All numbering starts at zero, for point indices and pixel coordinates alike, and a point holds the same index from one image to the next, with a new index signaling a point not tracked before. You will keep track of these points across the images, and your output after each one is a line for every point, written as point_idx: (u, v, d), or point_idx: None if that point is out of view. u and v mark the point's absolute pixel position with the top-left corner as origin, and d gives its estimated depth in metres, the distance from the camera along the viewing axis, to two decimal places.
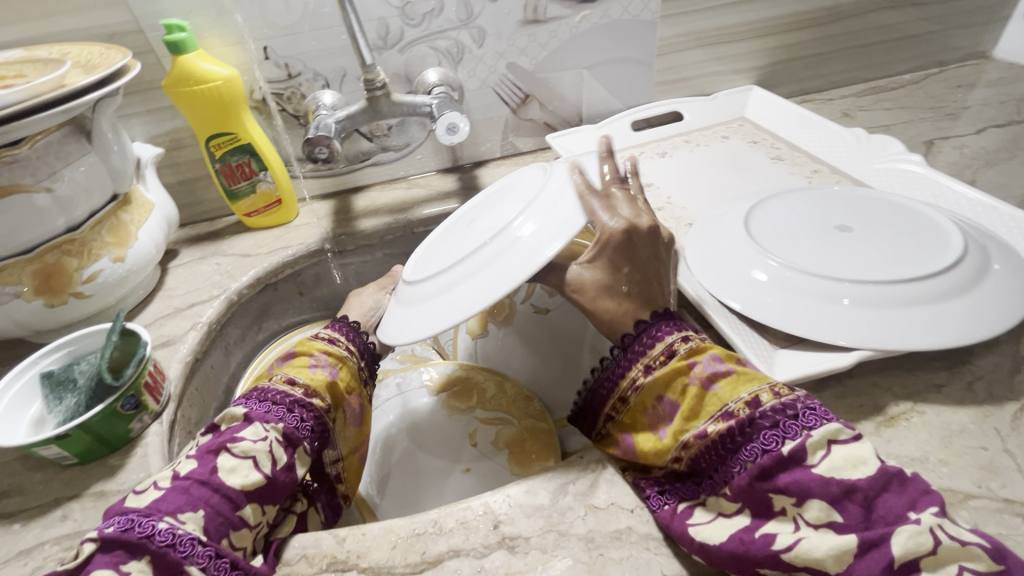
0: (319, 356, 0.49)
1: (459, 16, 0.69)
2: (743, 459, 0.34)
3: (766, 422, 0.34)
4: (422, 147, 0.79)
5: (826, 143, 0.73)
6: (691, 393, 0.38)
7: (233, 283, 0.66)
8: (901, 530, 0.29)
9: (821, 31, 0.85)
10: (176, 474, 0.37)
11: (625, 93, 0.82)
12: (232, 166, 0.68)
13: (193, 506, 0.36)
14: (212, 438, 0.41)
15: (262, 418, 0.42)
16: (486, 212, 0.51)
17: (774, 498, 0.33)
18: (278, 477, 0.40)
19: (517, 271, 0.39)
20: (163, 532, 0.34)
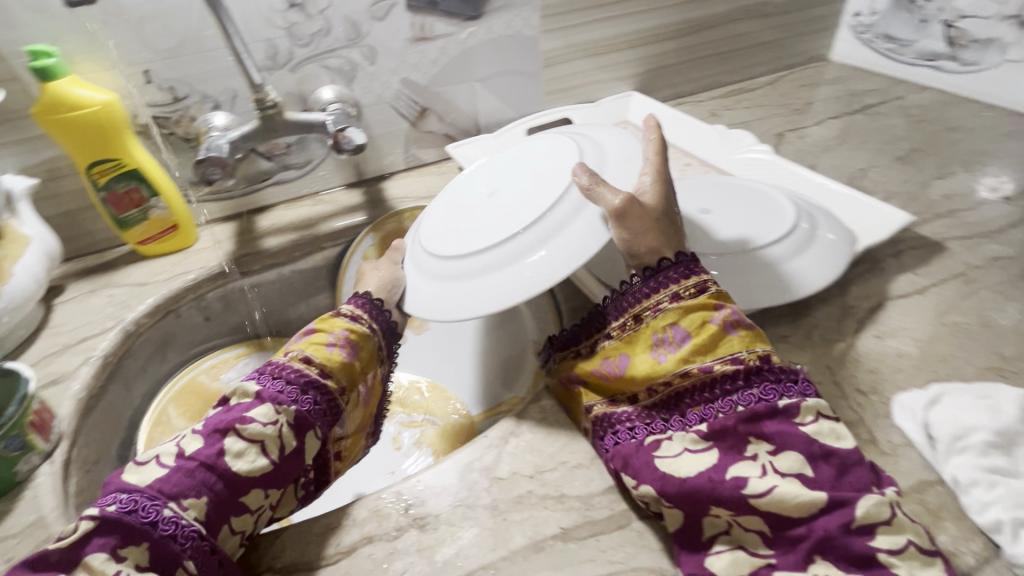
0: (338, 337, 0.50)
1: (348, 36, 0.71)
2: (734, 403, 0.37)
3: (770, 376, 0.37)
4: (324, 164, 0.80)
5: (696, 139, 0.83)
6: (710, 330, 0.39)
7: (129, 313, 0.64)
8: (867, 496, 0.33)
9: (686, 41, 0.95)
10: (182, 452, 0.39)
11: (517, 103, 0.88)
12: (118, 194, 0.66)
13: (196, 492, 0.38)
14: (222, 412, 0.42)
15: (274, 399, 0.43)
16: (511, 180, 0.51)
17: (752, 442, 0.36)
18: (284, 463, 0.42)
19: (525, 280, 0.43)
20: (166, 519, 0.36)
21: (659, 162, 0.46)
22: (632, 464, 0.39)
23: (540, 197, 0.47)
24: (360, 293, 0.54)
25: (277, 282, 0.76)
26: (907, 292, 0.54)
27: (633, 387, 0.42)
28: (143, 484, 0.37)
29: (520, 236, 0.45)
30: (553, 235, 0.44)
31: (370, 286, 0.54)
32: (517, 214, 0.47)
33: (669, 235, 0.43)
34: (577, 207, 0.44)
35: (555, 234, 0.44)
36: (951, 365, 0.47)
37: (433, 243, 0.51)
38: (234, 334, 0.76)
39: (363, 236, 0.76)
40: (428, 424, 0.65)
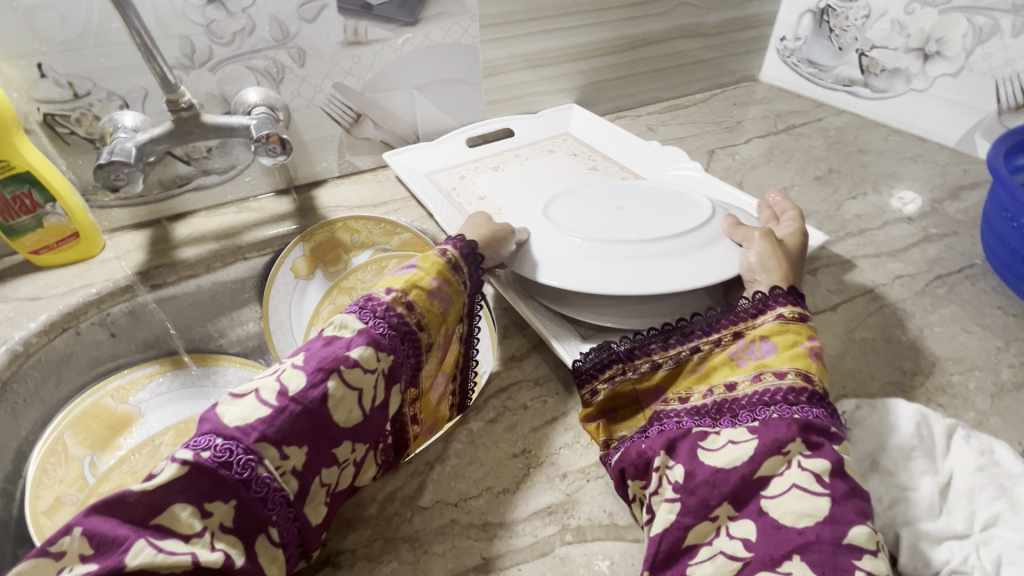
0: (438, 284, 0.45)
1: (275, 36, 0.68)
2: (790, 410, 0.37)
3: (827, 406, 0.39)
4: (250, 169, 0.75)
5: (632, 154, 0.84)
6: (801, 352, 0.41)
7: (18, 332, 0.57)
8: (864, 524, 0.32)
9: (625, 56, 0.97)
10: (284, 392, 0.35)
11: (457, 112, 0.87)
12: (6, 199, 0.60)
13: (297, 442, 0.34)
14: (321, 345, 0.38)
15: (374, 341, 0.39)
16: (639, 204, 0.59)
17: (793, 442, 0.36)
18: (373, 416, 0.39)
19: (564, 273, 0.52)
20: (260, 480, 0.32)
21: (801, 229, 0.56)
22: (675, 449, 0.38)
23: (652, 229, 0.54)
24: (458, 236, 0.51)
25: (196, 295, 0.71)
26: (821, 308, 0.57)
27: (702, 386, 0.43)
28: (242, 425, 0.33)
29: (587, 240, 0.53)
30: (672, 256, 0.51)
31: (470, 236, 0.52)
32: (630, 230, 0.54)
33: (795, 270, 0.50)
34: (707, 243, 0.53)
35: (647, 259, 0.51)
36: (856, 378, 0.50)
37: (535, 213, 0.60)
38: (146, 351, 0.70)
39: (291, 246, 0.72)
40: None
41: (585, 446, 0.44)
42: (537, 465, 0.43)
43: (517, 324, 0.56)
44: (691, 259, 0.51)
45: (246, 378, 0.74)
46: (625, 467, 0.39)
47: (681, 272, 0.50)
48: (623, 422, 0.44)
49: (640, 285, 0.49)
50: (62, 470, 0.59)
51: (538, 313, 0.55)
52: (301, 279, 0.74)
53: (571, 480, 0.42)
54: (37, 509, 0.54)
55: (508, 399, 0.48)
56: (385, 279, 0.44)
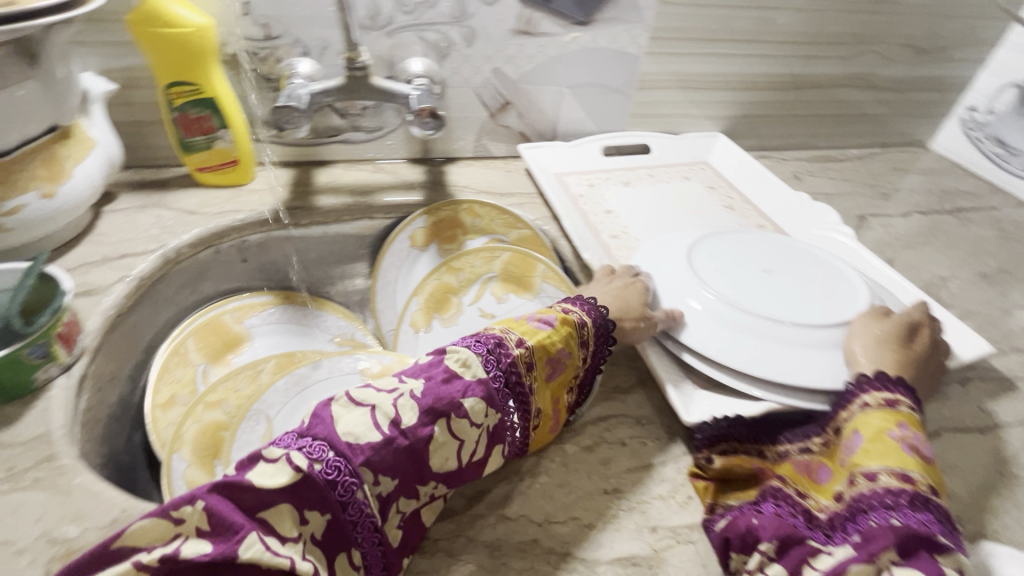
0: (560, 354, 0.45)
1: (453, 13, 0.69)
2: (888, 516, 0.35)
3: (938, 512, 0.36)
4: (394, 133, 0.78)
5: (774, 202, 0.79)
6: (888, 442, 0.40)
7: (173, 240, 0.63)
8: None
9: (788, 95, 0.91)
10: (398, 423, 0.36)
11: (600, 118, 0.85)
12: (189, 118, 0.65)
13: (392, 474, 0.35)
14: (440, 381, 0.38)
15: (488, 397, 0.39)
16: (783, 274, 0.57)
17: (886, 551, 0.33)
18: (466, 468, 0.39)
19: (684, 326, 0.53)
20: (355, 504, 0.34)
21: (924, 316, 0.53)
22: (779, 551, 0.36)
23: (792, 311, 0.53)
24: (593, 302, 0.51)
25: (319, 240, 0.75)
26: (968, 426, 0.51)
27: (822, 497, 0.40)
28: (353, 444, 0.34)
29: (721, 299, 0.54)
30: (808, 347, 0.50)
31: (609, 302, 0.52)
32: (768, 305, 0.53)
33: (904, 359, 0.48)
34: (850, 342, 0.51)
35: (780, 341, 0.51)
36: (1000, 520, 0.43)
37: (674, 254, 0.61)
38: (266, 281, 0.75)
39: (414, 216, 0.74)
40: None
41: (681, 504, 0.42)
42: (626, 509, 0.41)
43: (629, 352, 0.55)
44: (824, 357, 0.50)
45: (344, 329, 0.77)
46: (729, 538, 0.38)
47: (809, 367, 0.49)
48: (733, 493, 0.42)
49: (763, 371, 0.49)
50: (180, 371, 0.63)
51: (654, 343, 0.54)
52: (415, 249, 0.76)
53: (660, 535, 0.40)
54: (155, 402, 0.58)
55: (607, 431, 0.47)
56: (521, 325, 0.45)
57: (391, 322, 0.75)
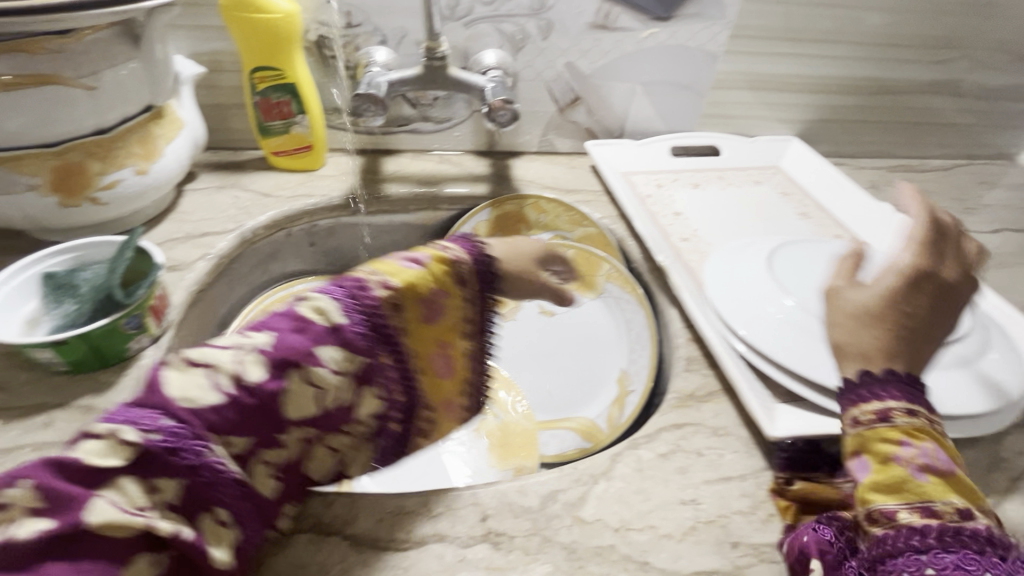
0: (436, 295, 0.44)
1: (532, 5, 0.68)
2: (919, 563, 0.32)
3: (976, 546, 0.33)
4: (462, 125, 0.78)
5: (854, 212, 0.75)
6: (892, 471, 0.36)
7: (250, 221, 0.65)
8: None
9: (870, 100, 0.87)
10: (243, 378, 0.34)
11: (671, 117, 0.82)
12: (270, 103, 0.67)
13: (245, 432, 0.34)
14: (293, 331, 0.37)
15: (345, 344, 0.39)
16: (870, 288, 0.55)
17: None
18: (331, 412, 0.39)
19: (762, 332, 0.52)
20: (209, 465, 0.32)
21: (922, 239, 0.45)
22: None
23: None
24: (480, 248, 0.47)
25: (384, 228, 0.76)
26: None
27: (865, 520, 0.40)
28: (190, 408, 0.32)
29: (800, 307, 0.53)
30: None
31: (495, 243, 0.48)
32: None
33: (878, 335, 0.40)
34: (946, 365, 0.48)
35: None
36: None
37: (750, 259, 0.60)
38: (330, 266, 0.76)
39: (479, 208, 0.74)
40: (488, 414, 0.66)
41: (763, 521, 0.40)
42: (705, 522, 0.40)
43: (702, 358, 0.54)
44: (922, 378, 0.47)
45: None
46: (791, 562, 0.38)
47: None
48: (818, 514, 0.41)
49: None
50: None
51: (730, 348, 0.52)
52: None
53: (742, 552, 0.39)
54: None
55: (683, 439, 0.46)
56: (385, 264, 0.43)
57: None
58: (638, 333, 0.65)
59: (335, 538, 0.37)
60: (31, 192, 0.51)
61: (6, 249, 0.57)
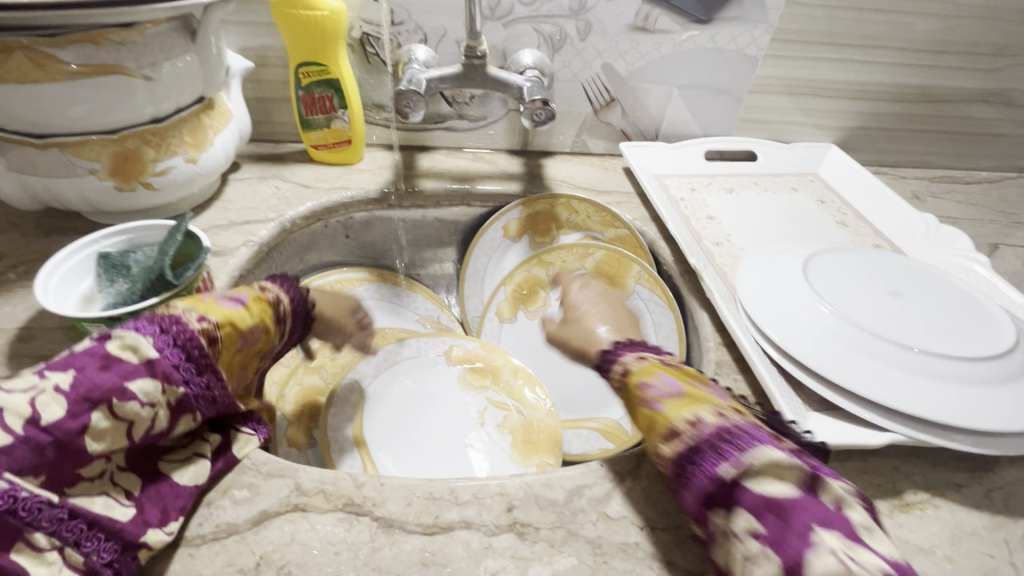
0: (254, 329, 0.43)
1: (571, 6, 0.68)
2: (691, 483, 0.35)
3: (709, 447, 0.35)
4: (497, 123, 0.79)
5: (894, 221, 0.73)
6: (647, 416, 0.39)
7: (289, 211, 0.67)
8: (816, 548, 0.29)
9: (915, 108, 0.84)
10: (33, 420, 0.30)
11: (706, 121, 0.82)
12: (313, 97, 0.69)
13: (38, 471, 0.30)
14: (94, 368, 0.32)
15: (163, 374, 0.35)
16: (911, 297, 0.53)
17: (716, 514, 0.34)
18: (152, 440, 0.35)
19: (793, 336, 0.51)
20: (2, 496, 0.29)
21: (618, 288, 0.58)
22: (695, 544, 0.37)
23: (919, 337, 0.49)
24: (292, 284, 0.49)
25: (417, 223, 0.78)
26: None
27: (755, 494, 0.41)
28: None
29: (836, 314, 0.51)
30: (939, 379, 0.46)
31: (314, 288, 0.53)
32: (892, 328, 0.50)
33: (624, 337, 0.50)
34: (991, 379, 0.46)
35: (905, 367, 0.47)
36: None
37: (783, 264, 0.59)
38: (364, 258, 0.78)
39: (510, 207, 0.75)
40: (514, 410, 0.63)
41: None
42: None
43: (733, 363, 0.53)
44: (963, 393, 0.45)
45: (430, 311, 0.79)
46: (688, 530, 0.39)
47: (940, 401, 0.45)
48: None
49: (887, 396, 0.45)
50: None
51: (760, 350, 0.52)
52: (507, 240, 0.78)
53: None
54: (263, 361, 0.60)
55: None
56: (201, 301, 0.41)
57: (477, 309, 0.78)
58: (666, 336, 0.65)
59: (364, 519, 0.38)
60: (89, 176, 0.54)
61: (62, 230, 0.60)
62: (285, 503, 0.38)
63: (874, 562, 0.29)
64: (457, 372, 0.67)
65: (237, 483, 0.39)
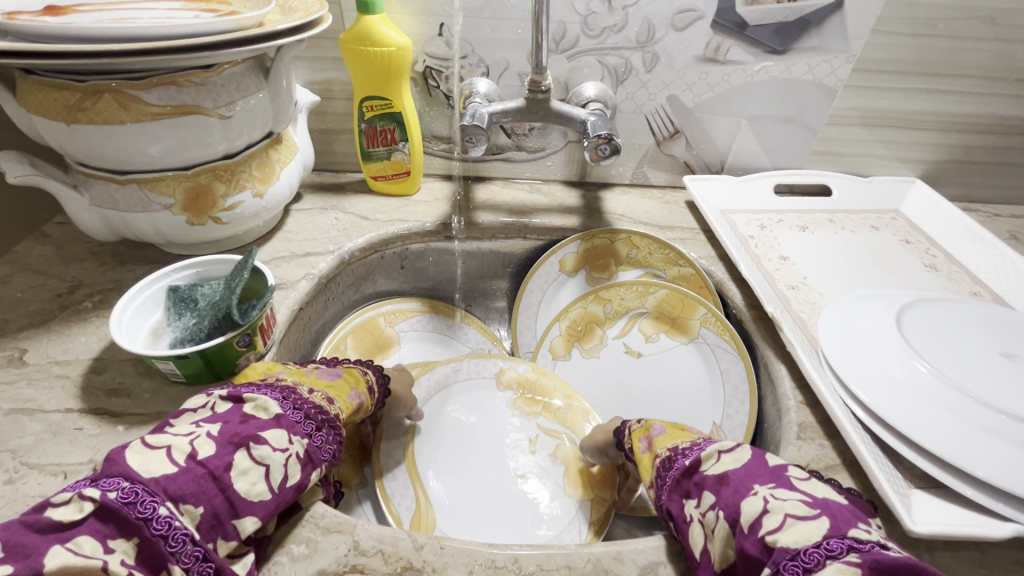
0: (356, 395, 0.47)
1: (639, 38, 0.66)
2: (665, 488, 0.41)
3: (678, 457, 0.42)
4: (555, 155, 0.77)
5: (992, 267, 0.67)
6: (643, 460, 0.46)
7: (348, 243, 0.67)
8: (750, 496, 0.34)
9: (1012, 141, 0.77)
10: (192, 453, 0.33)
11: (777, 153, 0.78)
12: (376, 130, 0.69)
13: (196, 500, 0.32)
14: (237, 421, 0.36)
15: (287, 427, 0.38)
16: None
17: (687, 503, 0.38)
18: (283, 495, 0.36)
19: (889, 399, 0.46)
20: (161, 518, 0.30)
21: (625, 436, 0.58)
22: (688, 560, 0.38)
23: None
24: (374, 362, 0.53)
25: (473, 254, 0.76)
26: None
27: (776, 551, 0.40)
28: (152, 476, 0.31)
29: (936, 374, 0.45)
30: None
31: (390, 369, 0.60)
32: (1010, 396, 0.44)
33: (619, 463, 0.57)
34: None
35: None
36: None
37: (871, 314, 0.54)
38: (417, 288, 0.78)
39: (568, 240, 0.73)
40: (566, 439, 0.62)
41: None
42: None
43: (818, 426, 0.49)
44: None
45: (482, 344, 0.77)
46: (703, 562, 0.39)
47: None
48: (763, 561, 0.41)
49: (1007, 479, 0.40)
50: None
51: (847, 412, 0.48)
52: (564, 274, 0.75)
53: None
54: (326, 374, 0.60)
55: None
56: (308, 377, 0.46)
57: (530, 343, 0.76)
58: (735, 386, 0.61)
59: None
60: (164, 211, 0.55)
61: (136, 259, 0.62)
62: (344, 562, 0.37)
63: (794, 497, 0.34)
64: (506, 398, 0.66)
65: (296, 538, 0.38)
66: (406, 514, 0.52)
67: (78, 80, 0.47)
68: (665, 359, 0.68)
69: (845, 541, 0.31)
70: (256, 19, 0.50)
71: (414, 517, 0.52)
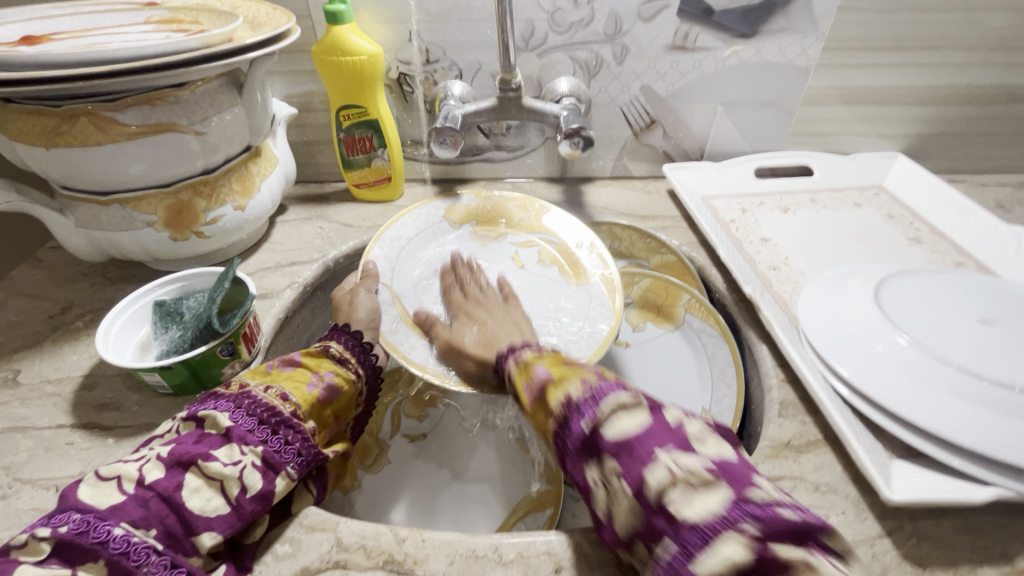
0: (323, 378, 0.46)
1: (607, 31, 0.67)
2: (564, 445, 0.36)
3: (571, 413, 0.35)
4: (534, 153, 0.78)
5: (977, 237, 0.66)
6: (536, 416, 0.39)
7: (333, 250, 0.68)
8: (652, 469, 0.30)
9: (992, 110, 0.77)
10: (140, 480, 0.34)
11: (755, 137, 0.78)
12: (354, 138, 0.70)
13: (148, 524, 0.32)
14: (190, 441, 0.37)
15: (238, 439, 0.38)
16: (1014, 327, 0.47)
17: (586, 468, 0.34)
18: (244, 506, 0.36)
19: (868, 373, 0.46)
20: (118, 539, 0.31)
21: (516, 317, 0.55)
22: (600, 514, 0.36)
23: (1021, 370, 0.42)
24: (345, 327, 0.52)
25: None
26: None
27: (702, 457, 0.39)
28: (105, 507, 0.32)
29: (917, 346, 0.45)
30: None
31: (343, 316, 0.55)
32: (990, 360, 0.43)
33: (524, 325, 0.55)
34: None
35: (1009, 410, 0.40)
36: None
37: (850, 289, 0.54)
38: None
39: None
40: (543, 243, 0.66)
41: None
42: None
43: (800, 403, 0.49)
44: None
45: None
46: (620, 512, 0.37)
47: None
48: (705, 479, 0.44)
49: (985, 444, 0.40)
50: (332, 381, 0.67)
51: (830, 389, 0.47)
52: None
53: None
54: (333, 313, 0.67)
55: None
56: (267, 374, 0.44)
57: None
58: (722, 369, 0.61)
59: None
60: (148, 228, 0.57)
61: (127, 279, 0.64)
62: (326, 560, 0.38)
63: (699, 462, 0.30)
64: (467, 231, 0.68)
65: (280, 537, 0.39)
66: (446, 367, 0.53)
67: (52, 104, 0.48)
68: (652, 347, 0.68)
69: (745, 509, 0.27)
70: (226, 35, 0.51)
71: (457, 363, 0.54)
